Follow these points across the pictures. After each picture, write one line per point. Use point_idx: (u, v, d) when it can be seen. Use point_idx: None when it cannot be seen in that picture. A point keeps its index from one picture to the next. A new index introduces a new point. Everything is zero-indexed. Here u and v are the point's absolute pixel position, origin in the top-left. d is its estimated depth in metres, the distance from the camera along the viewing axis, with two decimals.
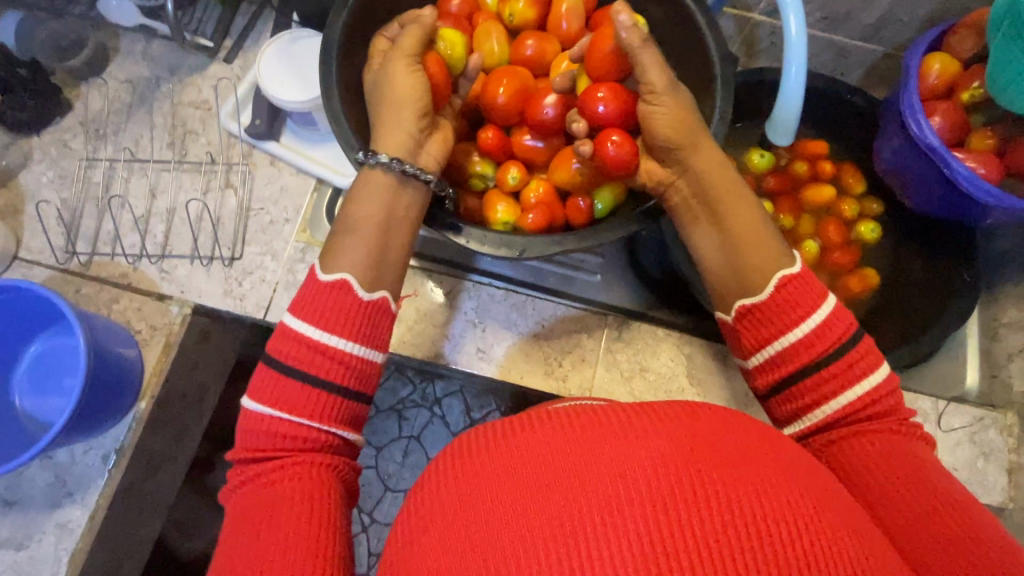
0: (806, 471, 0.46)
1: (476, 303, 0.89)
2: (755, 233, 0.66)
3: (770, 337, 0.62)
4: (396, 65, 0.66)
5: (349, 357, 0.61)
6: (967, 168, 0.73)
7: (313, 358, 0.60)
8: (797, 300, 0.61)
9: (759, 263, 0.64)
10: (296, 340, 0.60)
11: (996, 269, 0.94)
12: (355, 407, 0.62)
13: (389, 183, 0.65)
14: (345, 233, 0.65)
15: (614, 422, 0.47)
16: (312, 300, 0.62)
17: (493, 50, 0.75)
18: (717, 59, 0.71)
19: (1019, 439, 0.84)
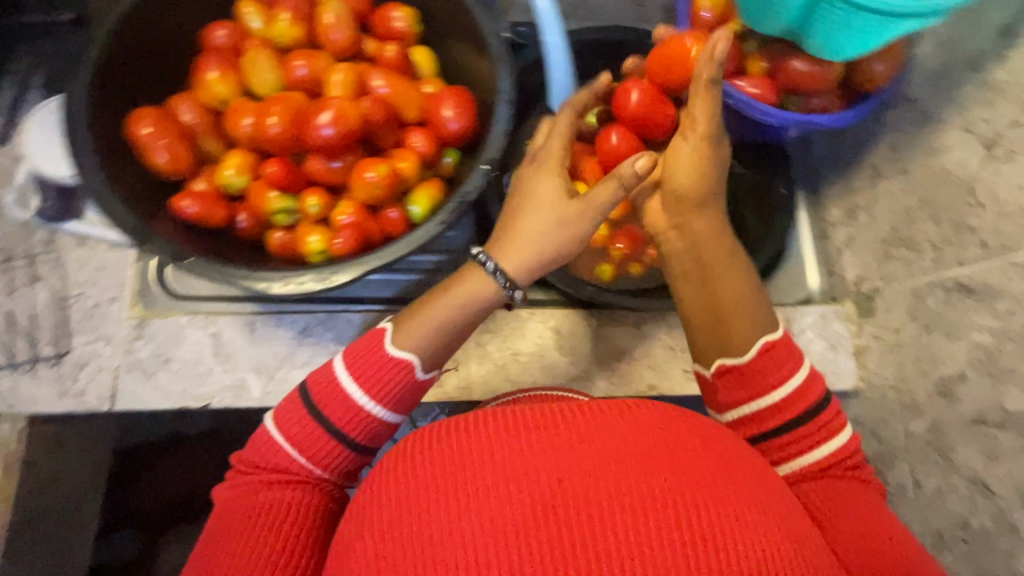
0: (684, 436, 0.49)
1: (335, 333, 0.87)
2: (744, 295, 0.65)
3: (745, 397, 0.62)
4: (547, 171, 0.66)
5: (366, 414, 0.60)
6: (745, 94, 0.77)
7: (346, 407, 0.60)
8: (780, 361, 0.62)
9: (740, 327, 0.64)
10: (339, 387, 0.60)
11: (815, 173, 1.00)
12: (357, 458, 0.61)
13: (481, 283, 0.63)
14: (427, 314, 0.63)
15: (504, 422, 0.49)
16: (369, 357, 0.61)
17: (264, 78, 0.71)
18: (489, 40, 0.69)
19: (859, 325, 0.90)
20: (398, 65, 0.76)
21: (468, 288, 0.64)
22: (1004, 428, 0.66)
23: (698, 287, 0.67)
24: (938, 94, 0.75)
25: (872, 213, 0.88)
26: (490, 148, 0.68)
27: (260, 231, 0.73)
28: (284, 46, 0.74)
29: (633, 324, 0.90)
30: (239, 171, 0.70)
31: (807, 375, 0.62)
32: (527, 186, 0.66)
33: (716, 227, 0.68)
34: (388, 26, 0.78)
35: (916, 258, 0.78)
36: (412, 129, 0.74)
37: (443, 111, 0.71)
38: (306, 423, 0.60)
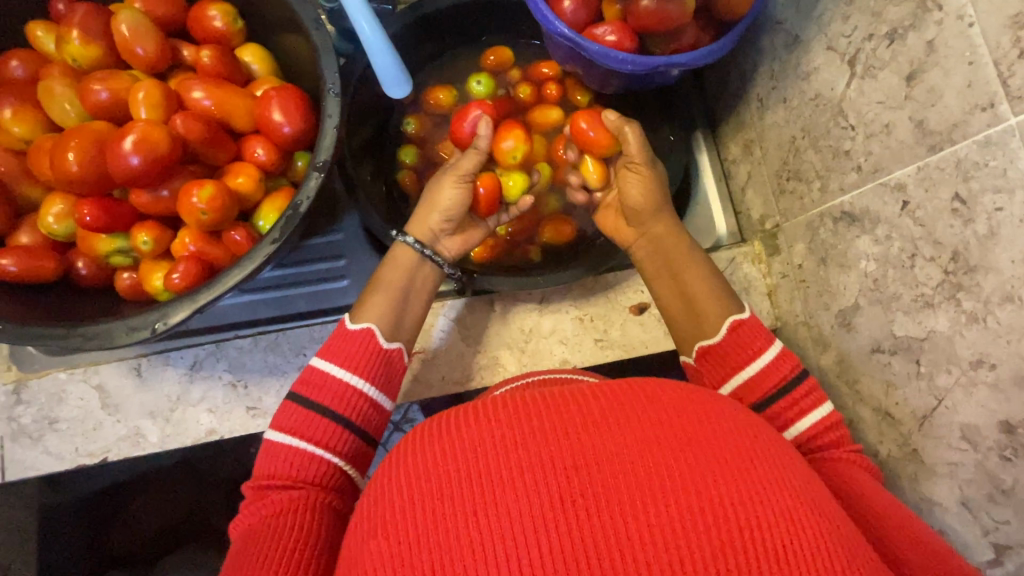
0: (712, 409, 0.45)
1: (229, 362, 0.82)
2: (705, 281, 0.72)
3: (723, 377, 0.65)
4: (445, 179, 0.76)
5: (359, 396, 0.64)
6: (600, 43, 0.72)
7: (333, 392, 0.63)
8: (748, 340, 0.65)
9: (710, 310, 0.69)
10: (322, 377, 0.64)
11: (710, 113, 0.96)
12: (359, 444, 0.64)
13: (413, 259, 0.75)
14: (373, 290, 0.72)
15: (516, 416, 0.44)
16: (341, 348, 0.66)
17: (65, 111, 0.65)
18: (311, 30, 0.65)
19: (768, 263, 0.86)
20: (221, 71, 0.71)
21: (392, 279, 0.73)
22: (897, 355, 0.63)
23: (669, 282, 0.74)
24: (801, 13, 0.71)
25: (762, 147, 0.85)
26: (322, 150, 0.63)
27: (104, 276, 0.68)
28: (85, 69, 0.68)
29: (537, 301, 0.86)
30: (58, 217, 0.63)
31: (779, 349, 0.64)
32: (431, 189, 0.77)
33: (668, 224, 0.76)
34: (206, 26, 0.71)
35: (805, 189, 0.76)
36: (254, 139, 0.69)
37: (270, 115, 0.67)
38: (306, 418, 0.62)
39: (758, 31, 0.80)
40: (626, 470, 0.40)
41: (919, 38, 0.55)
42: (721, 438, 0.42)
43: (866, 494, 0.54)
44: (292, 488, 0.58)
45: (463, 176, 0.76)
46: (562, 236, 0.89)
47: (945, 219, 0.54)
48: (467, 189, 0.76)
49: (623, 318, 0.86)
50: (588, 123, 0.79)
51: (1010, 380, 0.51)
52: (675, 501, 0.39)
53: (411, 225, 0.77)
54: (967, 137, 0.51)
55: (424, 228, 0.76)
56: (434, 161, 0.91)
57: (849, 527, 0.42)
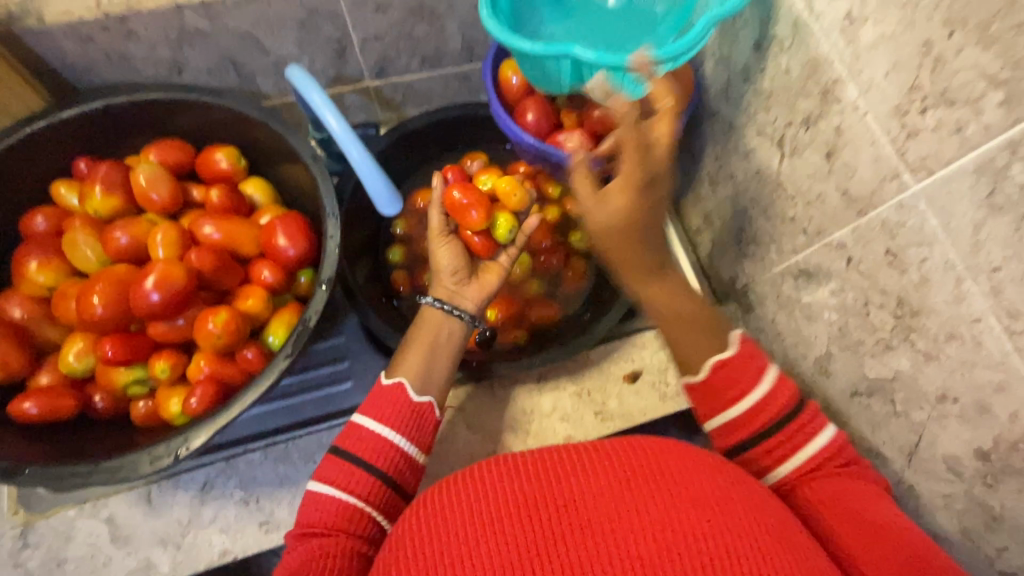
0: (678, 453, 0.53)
1: (239, 477, 0.83)
2: (690, 332, 0.77)
3: (713, 412, 0.67)
4: (434, 243, 0.79)
5: (390, 446, 0.65)
6: (561, 146, 0.83)
7: (374, 449, 0.64)
8: (733, 380, 0.66)
9: (694, 355, 0.74)
10: (364, 435, 0.65)
11: (670, 190, 1.07)
12: (393, 496, 0.64)
13: (438, 317, 0.76)
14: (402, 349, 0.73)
15: (514, 469, 0.53)
16: (374, 401, 0.68)
17: (88, 256, 0.71)
18: (309, 163, 0.74)
19: (746, 320, 0.92)
20: (228, 205, 0.79)
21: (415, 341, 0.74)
22: (874, 396, 0.68)
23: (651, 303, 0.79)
24: (731, 105, 0.82)
25: (720, 217, 0.94)
26: (326, 268, 0.70)
27: (120, 407, 0.71)
28: (103, 218, 0.75)
29: (535, 381, 0.90)
30: (81, 355, 0.68)
31: (773, 381, 0.66)
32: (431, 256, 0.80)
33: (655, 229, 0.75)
34: (214, 168, 0.80)
35: (764, 251, 0.84)
36: (260, 263, 0.75)
37: (276, 241, 0.73)
38: (348, 470, 0.63)
39: (698, 121, 0.92)
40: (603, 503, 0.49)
41: (828, 124, 0.64)
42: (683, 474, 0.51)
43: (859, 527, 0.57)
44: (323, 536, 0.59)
45: (445, 234, 0.80)
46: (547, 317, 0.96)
47: (885, 270, 0.61)
48: (454, 243, 0.79)
49: (619, 388, 0.90)
50: (461, 194, 0.81)
51: (973, 410, 0.55)
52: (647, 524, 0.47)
53: (433, 289, 0.79)
54: (885, 201, 0.59)
55: (441, 287, 0.78)
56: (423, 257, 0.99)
57: (807, 545, 0.49)
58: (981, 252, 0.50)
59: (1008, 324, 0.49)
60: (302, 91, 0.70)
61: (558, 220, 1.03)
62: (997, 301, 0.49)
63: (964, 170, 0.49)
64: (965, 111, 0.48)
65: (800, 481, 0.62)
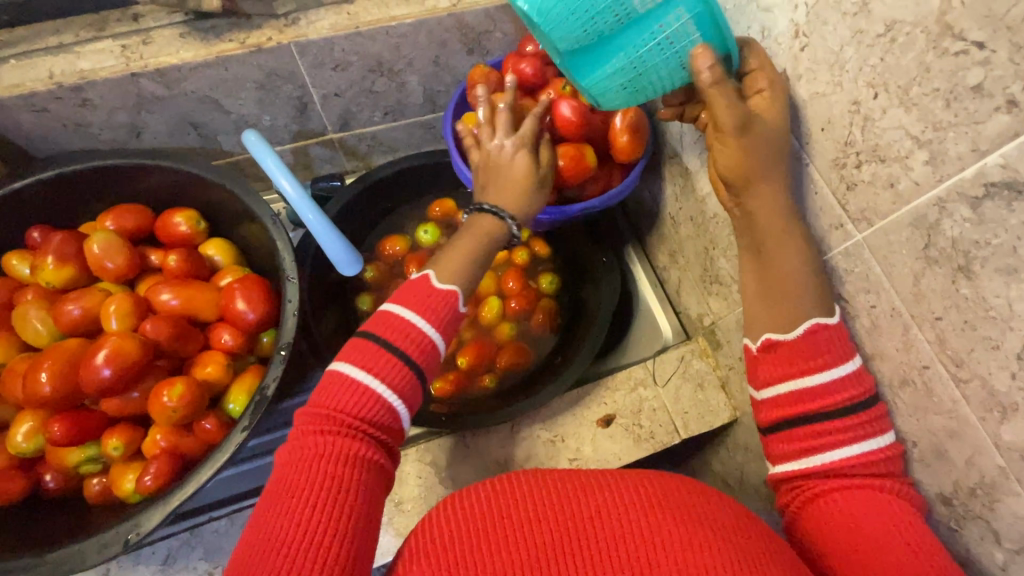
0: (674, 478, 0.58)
1: (202, 549, 0.80)
2: (798, 289, 0.58)
3: (787, 375, 0.59)
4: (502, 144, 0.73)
5: (429, 340, 0.61)
6: None
7: (416, 344, 0.61)
8: (821, 350, 0.57)
9: (799, 310, 0.58)
10: (404, 331, 0.61)
11: (636, 229, 1.08)
12: (415, 382, 0.60)
13: (494, 226, 0.70)
14: (454, 253, 0.68)
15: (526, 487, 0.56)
16: (416, 295, 0.64)
17: (38, 331, 0.69)
18: (268, 224, 0.73)
19: (715, 357, 0.93)
20: (186, 270, 0.78)
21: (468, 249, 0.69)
22: None
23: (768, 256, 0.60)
24: (686, 151, 0.84)
25: (684, 256, 0.95)
26: (285, 333, 0.69)
27: (72, 486, 0.68)
28: (57, 289, 0.73)
29: (508, 430, 0.89)
30: (29, 435, 0.65)
31: (858, 368, 0.57)
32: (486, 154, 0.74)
33: (784, 199, 0.58)
34: (173, 231, 0.79)
35: (728, 291, 0.85)
36: (220, 327, 0.74)
37: (235, 305, 0.72)
38: (382, 356, 0.59)
39: (657, 165, 0.94)
40: (609, 520, 0.52)
41: None
42: (682, 492, 0.55)
43: (847, 532, 0.53)
44: (332, 427, 0.55)
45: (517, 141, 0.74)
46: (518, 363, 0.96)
47: None
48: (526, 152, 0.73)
49: (593, 432, 0.89)
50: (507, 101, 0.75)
51: (931, 455, 0.55)
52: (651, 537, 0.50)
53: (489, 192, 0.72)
54: (830, 250, 0.59)
55: (505, 197, 0.72)
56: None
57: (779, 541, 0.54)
58: (923, 301, 0.51)
59: (954, 372, 0.50)
60: (258, 158, 0.70)
61: (527, 263, 1.04)
62: (942, 349, 0.50)
63: (900, 222, 0.51)
64: (896, 167, 0.49)
65: (797, 481, 0.58)
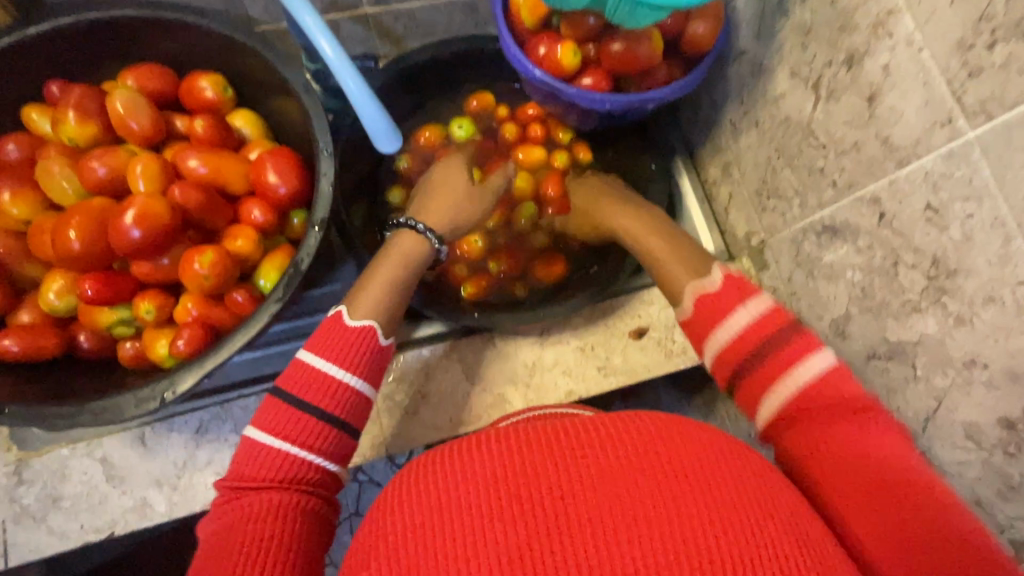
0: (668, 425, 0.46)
1: (232, 423, 0.82)
2: (688, 259, 0.71)
3: (769, 394, 0.57)
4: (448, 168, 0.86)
5: (344, 387, 0.61)
6: (577, 86, 0.77)
7: (323, 389, 0.60)
8: (798, 352, 0.57)
9: (684, 273, 0.69)
10: (312, 374, 0.60)
11: (687, 138, 1.00)
12: (346, 440, 0.61)
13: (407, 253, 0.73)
14: (369, 283, 0.69)
15: (477, 461, 0.45)
16: (332, 338, 0.63)
17: (63, 189, 0.66)
18: (300, 93, 0.67)
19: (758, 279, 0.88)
20: (214, 138, 0.73)
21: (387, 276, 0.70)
22: (893, 360, 0.64)
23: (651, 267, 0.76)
24: (762, 43, 0.75)
25: (740, 169, 0.88)
26: (318, 209, 0.65)
27: (105, 349, 0.68)
28: (80, 148, 0.69)
29: (537, 335, 0.87)
30: (63, 292, 0.64)
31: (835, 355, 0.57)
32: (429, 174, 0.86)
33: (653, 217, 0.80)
34: (197, 96, 0.74)
35: (786, 207, 0.78)
36: (249, 202, 0.70)
37: (266, 177, 0.68)
38: (291, 408, 0.58)
39: (723, 63, 0.84)
40: (591, 502, 0.41)
41: (874, 63, 0.58)
42: (674, 456, 0.43)
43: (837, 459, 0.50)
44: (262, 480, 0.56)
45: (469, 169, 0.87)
46: (553, 274, 0.91)
47: (922, 227, 0.57)
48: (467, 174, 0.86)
49: (624, 344, 0.87)
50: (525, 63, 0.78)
51: (1003, 377, 0.52)
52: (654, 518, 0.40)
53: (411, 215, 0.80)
54: (932, 150, 0.54)
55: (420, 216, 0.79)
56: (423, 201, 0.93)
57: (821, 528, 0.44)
58: None
59: None
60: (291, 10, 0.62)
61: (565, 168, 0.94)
62: None
63: None
64: None
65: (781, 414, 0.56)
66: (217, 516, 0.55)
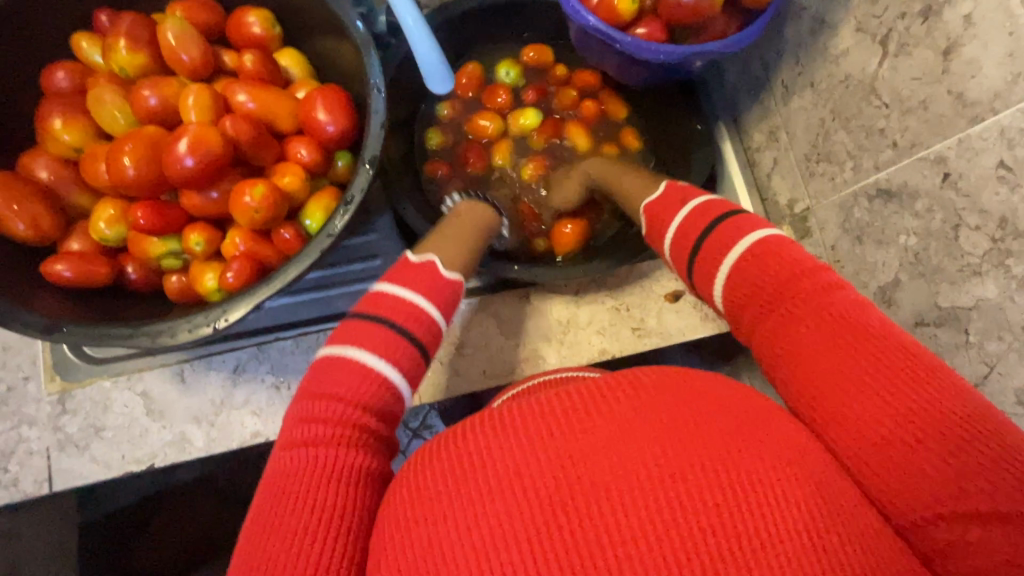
0: (692, 392, 0.44)
1: (269, 365, 0.83)
2: (638, 177, 0.83)
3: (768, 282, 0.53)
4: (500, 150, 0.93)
5: (428, 316, 0.62)
6: (631, 35, 0.74)
7: (405, 313, 0.60)
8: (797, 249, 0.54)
9: (635, 186, 0.81)
10: (396, 301, 0.61)
11: (731, 102, 0.97)
12: (419, 364, 0.60)
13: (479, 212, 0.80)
14: (442, 232, 0.74)
15: (474, 443, 0.43)
16: (416, 273, 0.64)
17: (114, 117, 0.66)
18: (353, 28, 0.66)
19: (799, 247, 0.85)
20: (262, 75, 0.72)
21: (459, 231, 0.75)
22: (944, 326, 0.63)
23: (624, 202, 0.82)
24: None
25: (788, 132, 0.86)
26: (368, 147, 0.64)
27: (152, 281, 0.69)
28: (130, 78, 0.69)
29: (572, 293, 0.87)
30: (114, 221, 0.64)
31: None
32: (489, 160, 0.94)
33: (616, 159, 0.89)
34: (245, 31, 0.72)
35: (837, 170, 0.77)
36: (297, 140, 0.70)
37: (315, 115, 0.67)
38: (370, 328, 0.58)
39: (779, 20, 0.81)
40: (625, 474, 0.39)
41: (954, 13, 0.56)
42: (692, 434, 0.40)
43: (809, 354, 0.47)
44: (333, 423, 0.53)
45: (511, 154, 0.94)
46: (566, 242, 0.88)
47: (991, 186, 0.55)
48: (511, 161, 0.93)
49: (659, 306, 0.87)
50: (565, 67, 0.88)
51: None
52: (662, 505, 0.38)
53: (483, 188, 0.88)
54: (1011, 105, 0.52)
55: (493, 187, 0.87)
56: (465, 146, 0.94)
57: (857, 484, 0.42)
58: None
59: None
60: None
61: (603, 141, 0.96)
62: None
63: None
64: None
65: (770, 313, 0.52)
66: (279, 464, 0.52)
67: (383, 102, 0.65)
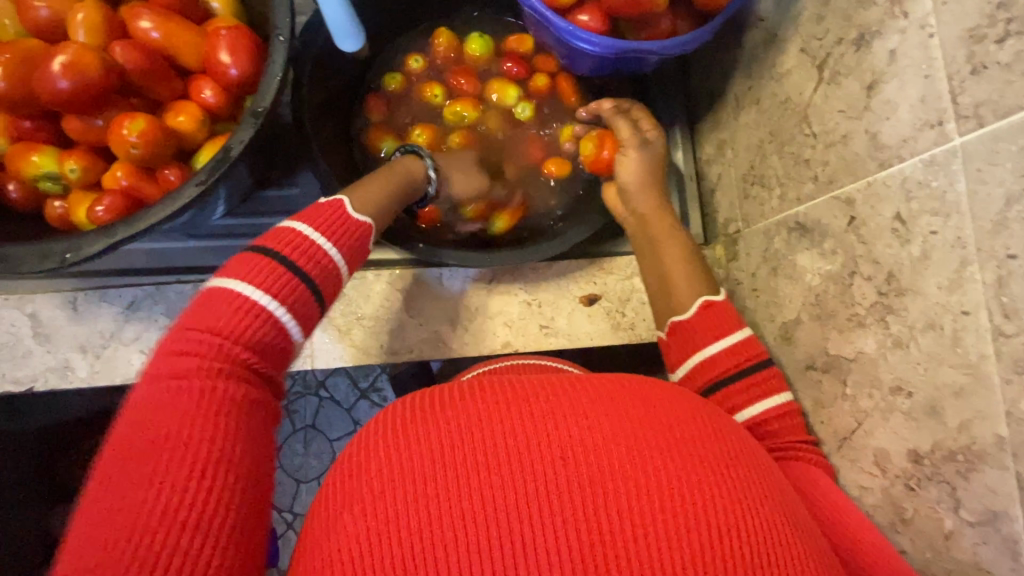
0: (682, 412, 0.47)
1: (165, 306, 0.81)
2: (686, 263, 0.69)
3: (709, 339, 0.62)
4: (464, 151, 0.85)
5: (329, 261, 0.57)
6: (572, 23, 0.70)
7: (300, 251, 0.56)
8: (717, 321, 0.63)
9: (684, 285, 0.67)
10: (294, 240, 0.56)
11: (692, 108, 0.92)
12: (310, 304, 0.55)
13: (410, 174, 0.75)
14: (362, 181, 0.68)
15: (474, 410, 0.45)
16: (317, 215, 0.60)
17: (4, 26, 0.62)
18: None
19: (725, 269, 0.83)
20: None
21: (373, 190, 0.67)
22: (828, 373, 0.61)
23: (648, 254, 0.73)
24: (781, 10, 0.68)
25: (733, 149, 0.81)
26: (262, 97, 0.60)
27: (33, 202, 0.66)
28: None
29: (486, 280, 0.85)
30: None
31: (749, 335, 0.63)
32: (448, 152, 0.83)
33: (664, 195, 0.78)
34: None
35: (767, 197, 0.73)
36: (201, 79, 0.66)
37: (217, 55, 0.64)
38: (260, 265, 0.53)
39: (739, 27, 0.76)
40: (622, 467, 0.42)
41: (882, 46, 0.52)
42: (680, 444, 0.44)
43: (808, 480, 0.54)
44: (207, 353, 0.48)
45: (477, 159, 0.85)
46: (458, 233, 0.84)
47: (886, 237, 0.52)
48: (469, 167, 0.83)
49: (572, 307, 0.85)
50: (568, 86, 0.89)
51: (923, 410, 0.49)
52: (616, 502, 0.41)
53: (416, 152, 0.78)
54: (913, 155, 0.49)
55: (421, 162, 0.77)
56: (416, 108, 0.90)
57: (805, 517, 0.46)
58: (1002, 234, 0.42)
59: (998, 324, 0.42)
60: None
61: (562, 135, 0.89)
62: (997, 294, 0.42)
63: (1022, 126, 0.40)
64: None
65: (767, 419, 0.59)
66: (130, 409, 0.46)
67: (286, 53, 0.61)
